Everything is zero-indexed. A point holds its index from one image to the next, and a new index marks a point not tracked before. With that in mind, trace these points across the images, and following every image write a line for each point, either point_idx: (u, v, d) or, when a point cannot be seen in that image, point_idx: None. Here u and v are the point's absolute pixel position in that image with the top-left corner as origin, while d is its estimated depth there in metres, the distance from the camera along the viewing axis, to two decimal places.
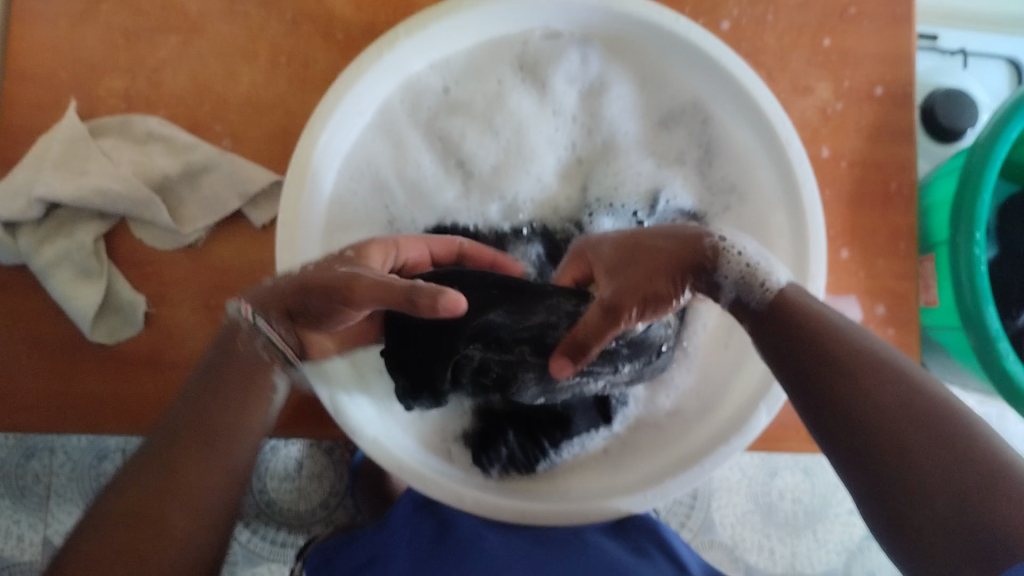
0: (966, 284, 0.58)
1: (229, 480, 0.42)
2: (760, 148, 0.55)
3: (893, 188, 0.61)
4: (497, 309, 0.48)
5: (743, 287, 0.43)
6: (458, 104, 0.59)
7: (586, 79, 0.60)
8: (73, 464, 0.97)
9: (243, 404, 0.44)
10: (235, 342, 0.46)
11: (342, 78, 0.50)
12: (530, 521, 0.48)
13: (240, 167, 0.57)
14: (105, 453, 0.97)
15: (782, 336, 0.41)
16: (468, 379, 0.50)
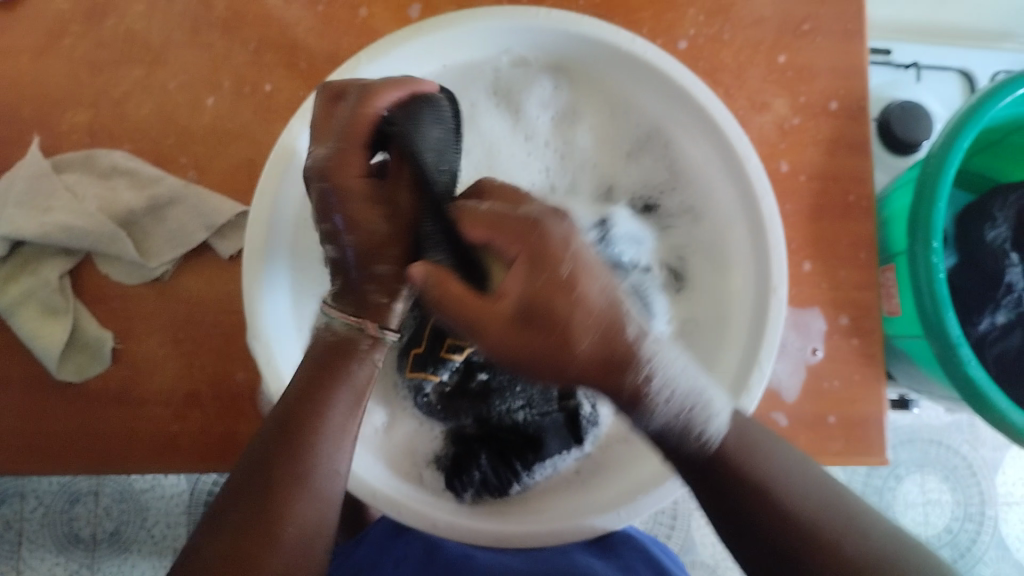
0: (926, 290, 0.59)
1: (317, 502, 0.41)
2: (716, 164, 0.56)
3: (852, 199, 0.62)
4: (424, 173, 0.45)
5: (675, 421, 0.39)
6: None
7: (557, 107, 0.61)
8: (45, 509, 0.95)
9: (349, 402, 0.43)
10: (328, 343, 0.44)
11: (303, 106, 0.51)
12: (508, 544, 0.48)
13: (206, 197, 0.57)
14: (77, 497, 0.95)
15: (732, 479, 0.39)
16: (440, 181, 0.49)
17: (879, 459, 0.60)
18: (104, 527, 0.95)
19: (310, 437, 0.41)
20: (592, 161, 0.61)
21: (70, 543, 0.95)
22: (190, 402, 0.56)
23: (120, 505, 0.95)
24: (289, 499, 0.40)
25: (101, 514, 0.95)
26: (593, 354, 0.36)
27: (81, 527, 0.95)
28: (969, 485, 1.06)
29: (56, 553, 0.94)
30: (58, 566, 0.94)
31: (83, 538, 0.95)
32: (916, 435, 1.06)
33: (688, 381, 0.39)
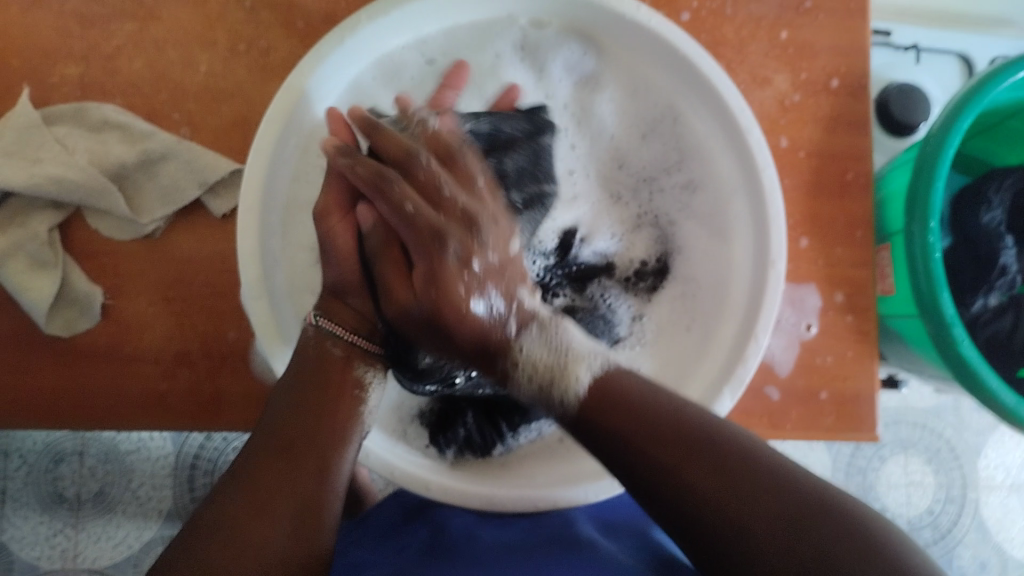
0: (921, 270, 0.59)
1: (314, 489, 0.42)
2: (720, 136, 0.54)
3: (850, 177, 0.62)
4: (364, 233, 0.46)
5: (537, 394, 0.43)
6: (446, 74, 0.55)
7: (582, 71, 0.57)
8: (29, 469, 0.95)
9: (331, 411, 0.44)
10: (312, 353, 0.46)
11: (306, 59, 0.48)
12: (497, 508, 0.48)
13: (198, 154, 0.56)
14: (61, 458, 0.95)
15: (607, 416, 0.40)
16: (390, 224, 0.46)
17: (868, 436, 0.60)
18: (89, 488, 0.95)
19: (299, 420, 0.44)
20: (609, 137, 0.58)
21: (54, 503, 0.94)
22: (179, 360, 0.56)
23: (105, 466, 0.95)
24: (276, 475, 0.42)
25: (86, 474, 0.95)
26: (474, 334, 0.43)
27: (65, 487, 0.94)
28: (951, 468, 1.07)
29: (40, 513, 0.94)
30: (42, 526, 0.94)
31: (67, 498, 0.94)
32: (901, 417, 1.07)
33: (554, 353, 0.42)
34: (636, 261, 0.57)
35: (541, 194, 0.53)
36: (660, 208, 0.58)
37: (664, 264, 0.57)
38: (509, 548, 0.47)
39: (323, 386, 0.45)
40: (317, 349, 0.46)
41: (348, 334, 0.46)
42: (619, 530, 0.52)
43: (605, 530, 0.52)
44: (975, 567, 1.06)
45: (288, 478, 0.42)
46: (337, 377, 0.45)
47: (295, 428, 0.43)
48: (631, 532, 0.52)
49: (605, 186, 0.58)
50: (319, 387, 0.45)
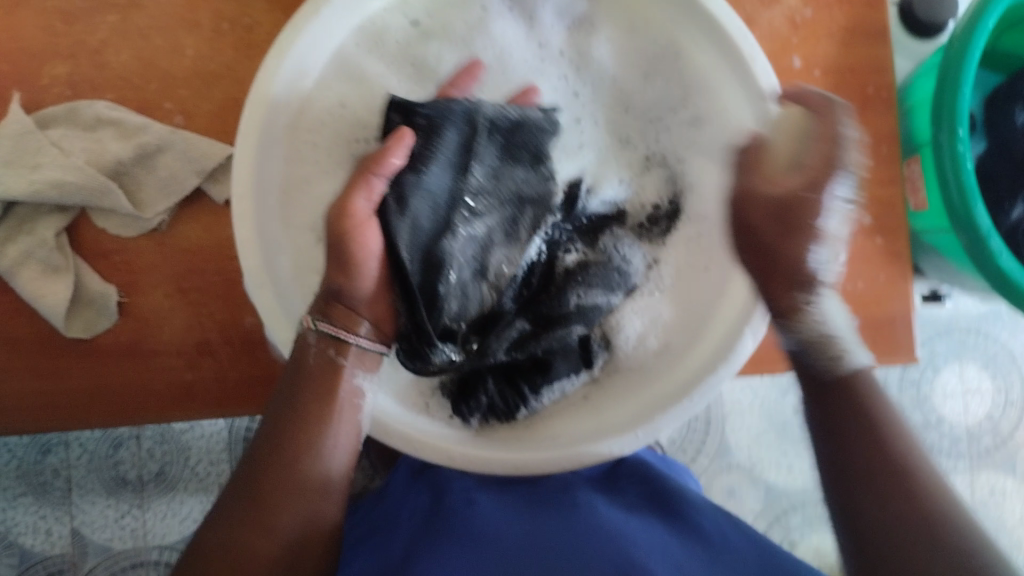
0: (953, 181, 0.56)
1: (309, 502, 0.43)
2: (721, 69, 0.52)
3: (871, 92, 0.59)
4: (406, 173, 0.46)
5: (807, 348, 0.45)
6: (434, 34, 0.54)
7: (575, 12, 0.55)
8: (90, 456, 0.96)
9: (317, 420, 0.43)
10: (306, 355, 0.44)
11: (284, 34, 0.47)
12: (522, 471, 0.47)
13: (193, 143, 0.56)
14: (120, 442, 0.96)
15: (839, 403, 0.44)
16: (422, 197, 0.46)
17: (906, 358, 0.58)
18: (149, 469, 0.96)
19: (290, 433, 0.43)
20: (611, 79, 0.56)
21: (117, 487, 0.96)
22: (201, 350, 0.56)
23: (162, 446, 0.96)
24: (269, 488, 0.42)
25: (145, 456, 0.96)
26: (797, 259, 0.46)
27: (127, 470, 0.96)
28: (1009, 372, 1.05)
29: (106, 496, 0.96)
30: (110, 508, 0.96)
31: (131, 480, 0.96)
32: (954, 324, 1.04)
33: (845, 332, 0.46)
34: (647, 205, 0.56)
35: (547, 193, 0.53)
36: (666, 147, 0.56)
37: (676, 205, 0.55)
38: (525, 522, 0.52)
39: (315, 395, 0.43)
40: (318, 354, 0.44)
41: (352, 339, 0.45)
42: (620, 484, 0.58)
43: (606, 488, 0.57)
44: None
45: (281, 497, 0.42)
46: (332, 380, 0.44)
47: (284, 440, 0.43)
48: (633, 485, 0.57)
49: (614, 130, 0.56)
50: (309, 398, 0.43)
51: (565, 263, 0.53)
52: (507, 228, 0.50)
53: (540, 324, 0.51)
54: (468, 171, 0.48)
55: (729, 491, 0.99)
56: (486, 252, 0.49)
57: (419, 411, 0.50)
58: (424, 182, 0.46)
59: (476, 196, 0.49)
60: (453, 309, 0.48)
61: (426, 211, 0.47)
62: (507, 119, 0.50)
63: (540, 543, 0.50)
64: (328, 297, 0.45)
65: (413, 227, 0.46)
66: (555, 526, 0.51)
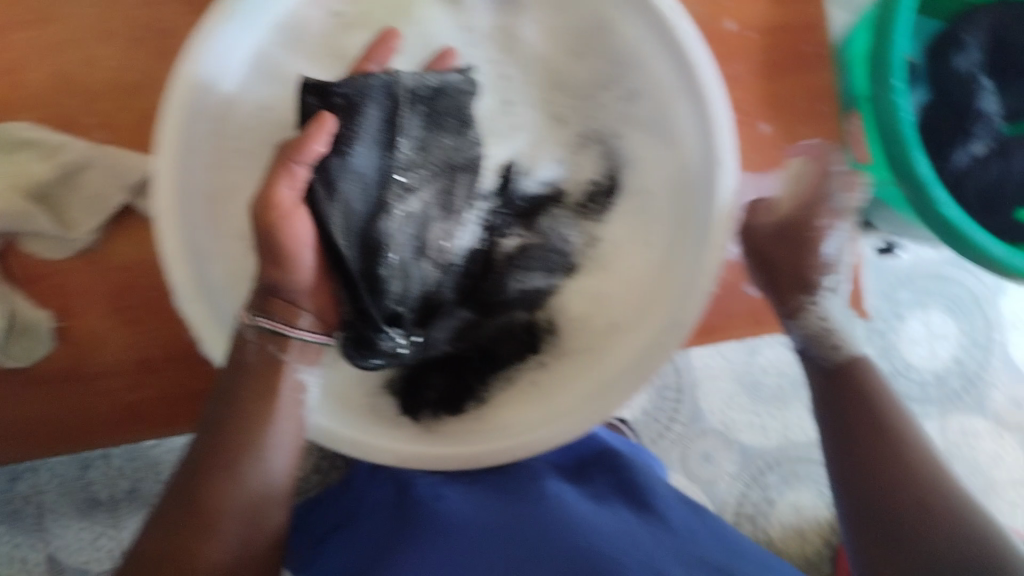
0: (890, 132, 0.56)
1: (251, 504, 0.43)
2: (649, 39, 0.50)
3: (805, 49, 0.58)
4: (332, 156, 0.44)
5: None
6: (358, 23, 0.52)
7: None
8: (59, 479, 0.92)
9: (257, 425, 0.44)
10: (250, 352, 0.44)
11: (198, 39, 0.45)
12: (474, 463, 0.46)
13: (118, 157, 0.54)
14: (88, 463, 0.92)
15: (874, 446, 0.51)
16: (349, 181, 0.45)
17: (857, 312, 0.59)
18: (121, 487, 0.93)
19: (229, 435, 0.43)
20: (541, 60, 0.54)
21: (90, 508, 0.92)
22: (144, 368, 0.54)
23: (134, 463, 0.93)
24: (210, 491, 0.42)
25: (116, 474, 0.93)
26: None
27: (99, 491, 0.92)
28: (972, 313, 1.05)
29: (79, 519, 0.92)
30: (83, 531, 0.92)
31: (104, 500, 0.93)
32: (914, 272, 1.04)
33: None
34: (584, 183, 0.55)
35: (474, 162, 0.51)
36: (601, 123, 0.55)
37: (613, 179, 0.55)
38: (494, 513, 0.51)
39: (254, 396, 0.44)
40: (258, 350, 0.44)
41: (291, 331, 0.45)
42: (592, 478, 0.58)
43: (574, 478, 0.57)
44: (1009, 406, 1.05)
45: (221, 501, 0.42)
46: (272, 375, 0.44)
47: (223, 444, 0.43)
48: (604, 476, 0.58)
49: (547, 109, 0.55)
50: (247, 403, 0.43)
51: (504, 247, 0.54)
52: (442, 201, 0.50)
53: (481, 310, 0.53)
54: (395, 147, 0.46)
55: (708, 456, 0.98)
56: (424, 229, 0.49)
57: (366, 414, 0.49)
58: (351, 164, 0.45)
59: (405, 174, 0.47)
60: (396, 290, 0.48)
61: (357, 195, 0.45)
62: (427, 87, 0.48)
63: (508, 523, 0.50)
64: (262, 291, 0.45)
65: (347, 212, 0.45)
66: (516, 509, 0.51)
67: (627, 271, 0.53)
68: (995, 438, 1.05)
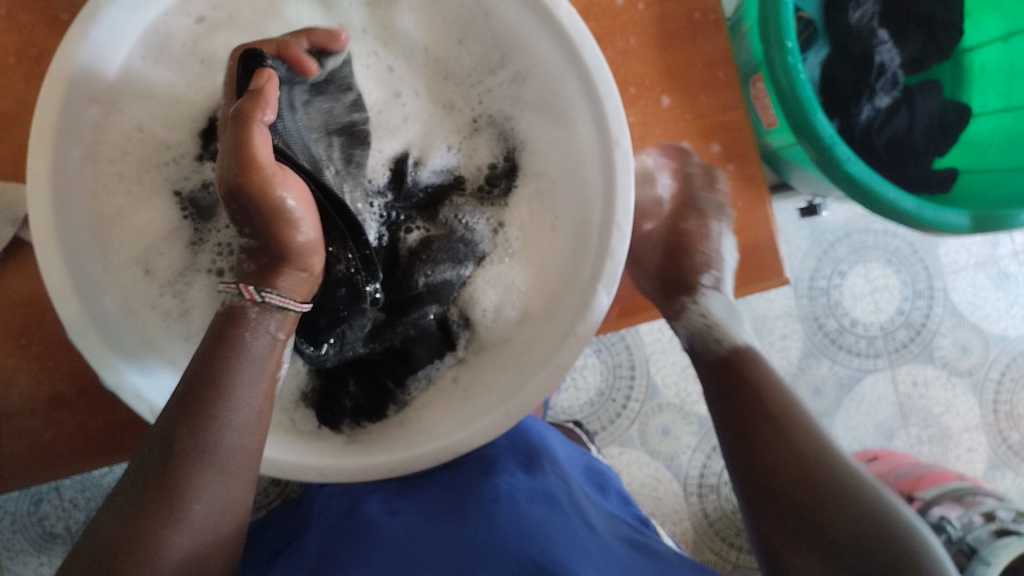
0: (790, 95, 0.56)
1: (222, 482, 0.39)
2: (531, 23, 0.49)
3: (697, 18, 0.58)
4: (275, 125, 0.41)
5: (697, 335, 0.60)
6: (223, 24, 0.51)
7: None
8: (12, 516, 0.90)
9: (225, 383, 0.40)
10: (229, 325, 0.41)
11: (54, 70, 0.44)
12: (398, 472, 0.45)
13: (1, 190, 0.52)
14: (40, 497, 0.90)
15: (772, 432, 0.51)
16: (296, 147, 0.42)
17: (778, 281, 0.59)
18: (76, 518, 0.90)
19: (212, 414, 0.39)
20: (423, 50, 0.54)
21: (47, 542, 0.90)
22: (56, 403, 0.53)
23: (86, 494, 0.90)
24: (182, 465, 0.38)
25: (69, 507, 0.90)
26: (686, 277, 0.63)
27: (53, 525, 0.90)
28: (912, 263, 1.06)
29: (37, 554, 0.90)
30: (43, 566, 0.90)
31: (59, 534, 0.90)
32: (851, 228, 1.05)
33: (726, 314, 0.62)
34: (484, 166, 0.54)
35: (354, 126, 0.50)
36: (493, 106, 0.54)
37: (512, 159, 0.53)
38: (429, 506, 0.50)
39: (230, 353, 0.41)
40: (263, 328, 0.42)
41: (294, 304, 0.43)
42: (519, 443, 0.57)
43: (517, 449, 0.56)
44: (957, 351, 1.06)
45: (191, 475, 0.38)
46: (271, 361, 0.42)
47: (192, 409, 0.39)
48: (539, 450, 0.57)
49: (436, 98, 0.54)
50: (220, 360, 0.40)
51: (408, 243, 0.52)
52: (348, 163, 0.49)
53: (392, 311, 0.51)
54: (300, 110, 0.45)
55: (665, 430, 0.98)
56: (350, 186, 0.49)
57: (283, 429, 0.48)
58: (291, 130, 0.42)
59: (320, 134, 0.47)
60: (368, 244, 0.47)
61: (307, 159, 0.43)
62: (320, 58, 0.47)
63: (443, 526, 0.46)
64: (257, 273, 0.43)
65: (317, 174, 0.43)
66: (458, 522, 0.46)
67: (537, 260, 0.52)
68: (946, 385, 1.05)
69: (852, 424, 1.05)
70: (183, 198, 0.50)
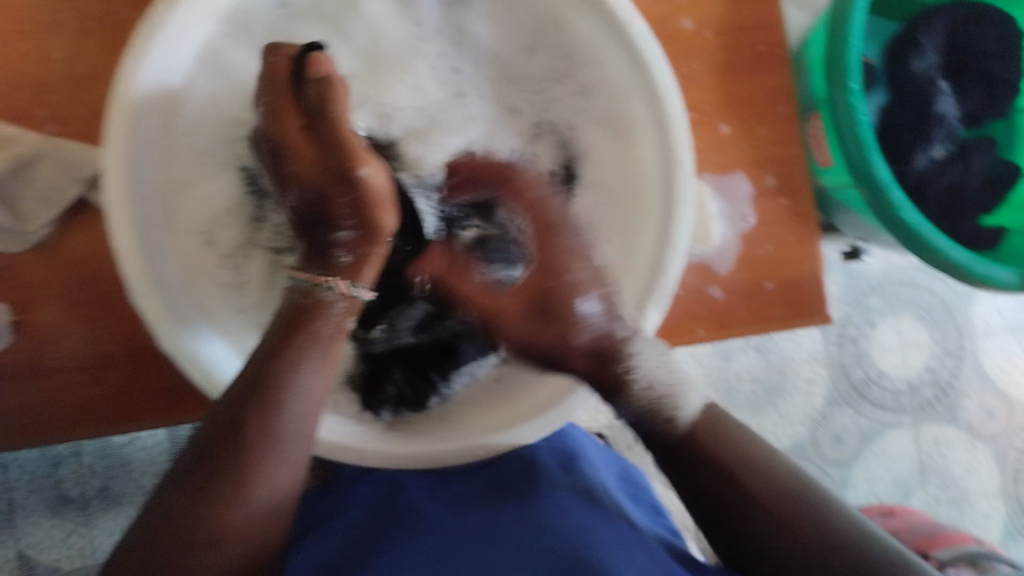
0: (850, 137, 0.56)
1: (285, 464, 0.40)
2: (603, 37, 0.51)
3: (763, 50, 0.59)
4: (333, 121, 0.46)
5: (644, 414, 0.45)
6: (303, 13, 0.52)
7: None
8: (28, 477, 0.91)
9: (293, 366, 0.41)
10: (298, 310, 0.43)
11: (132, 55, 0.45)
12: (436, 463, 0.46)
13: (72, 151, 0.54)
14: (59, 461, 0.91)
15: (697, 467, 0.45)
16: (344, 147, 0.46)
17: (821, 318, 0.58)
18: (92, 484, 0.91)
19: (275, 397, 0.40)
20: (492, 55, 0.55)
21: (60, 506, 0.91)
22: (103, 363, 0.54)
23: (104, 462, 0.91)
24: (248, 447, 0.39)
25: (87, 472, 0.91)
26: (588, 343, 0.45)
27: (69, 489, 0.91)
28: (945, 321, 1.05)
29: (49, 517, 0.91)
30: (55, 529, 0.91)
31: (74, 498, 0.91)
32: (887, 280, 1.04)
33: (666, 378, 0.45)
34: (543, 172, 0.54)
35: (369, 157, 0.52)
36: (557, 116, 0.55)
37: (570, 167, 0.54)
38: (460, 507, 0.51)
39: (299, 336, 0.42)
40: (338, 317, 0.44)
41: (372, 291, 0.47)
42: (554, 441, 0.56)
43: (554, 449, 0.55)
44: (980, 415, 1.06)
45: (258, 458, 0.39)
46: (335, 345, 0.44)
47: (260, 390, 0.40)
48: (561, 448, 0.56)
49: (500, 102, 0.56)
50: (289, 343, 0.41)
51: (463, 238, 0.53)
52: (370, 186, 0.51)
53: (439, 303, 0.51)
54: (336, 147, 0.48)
55: None
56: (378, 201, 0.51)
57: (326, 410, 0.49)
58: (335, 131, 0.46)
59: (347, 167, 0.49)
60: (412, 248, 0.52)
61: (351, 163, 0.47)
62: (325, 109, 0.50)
63: (478, 533, 0.47)
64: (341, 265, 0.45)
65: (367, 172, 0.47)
66: (491, 522, 0.48)
67: None
68: (968, 448, 1.05)
69: (870, 477, 1.03)
70: (248, 174, 0.53)
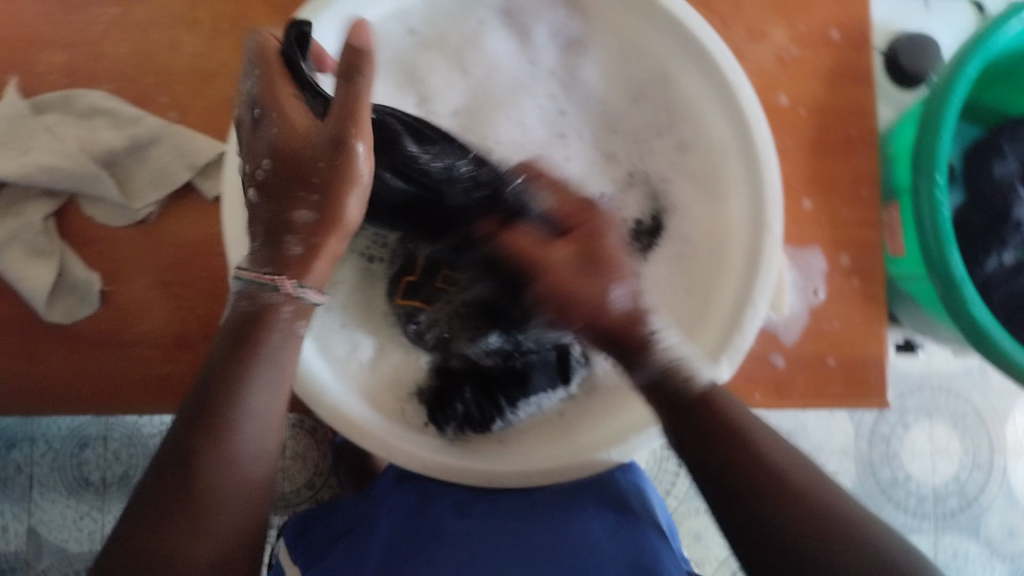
0: (928, 226, 0.58)
1: (240, 480, 0.42)
2: (709, 97, 0.53)
3: (852, 133, 0.60)
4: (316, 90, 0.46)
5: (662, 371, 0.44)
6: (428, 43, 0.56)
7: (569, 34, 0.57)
8: (55, 452, 0.92)
9: (238, 384, 0.42)
10: (243, 322, 0.43)
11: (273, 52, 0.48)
12: (489, 483, 0.48)
13: (186, 138, 0.57)
14: (86, 442, 0.92)
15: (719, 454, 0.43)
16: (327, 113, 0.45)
17: (878, 401, 0.59)
18: (113, 470, 0.92)
19: (221, 421, 0.42)
20: (598, 101, 0.58)
21: (79, 487, 0.92)
22: (181, 343, 0.55)
23: (130, 449, 0.92)
24: (200, 468, 0.41)
25: (110, 458, 0.92)
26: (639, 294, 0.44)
27: (91, 471, 0.92)
28: (978, 433, 1.05)
29: (66, 496, 0.92)
30: (70, 508, 0.91)
31: (93, 482, 0.92)
32: (926, 382, 1.05)
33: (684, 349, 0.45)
34: (631, 219, 0.56)
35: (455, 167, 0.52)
36: (653, 169, 0.57)
37: (659, 219, 0.56)
38: (505, 540, 0.52)
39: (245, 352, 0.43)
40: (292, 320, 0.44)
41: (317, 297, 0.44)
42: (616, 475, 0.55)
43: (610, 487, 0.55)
44: (1002, 533, 1.05)
45: (207, 480, 0.41)
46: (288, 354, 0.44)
47: (209, 411, 0.42)
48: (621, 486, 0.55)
49: (599, 147, 0.58)
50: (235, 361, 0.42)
51: None
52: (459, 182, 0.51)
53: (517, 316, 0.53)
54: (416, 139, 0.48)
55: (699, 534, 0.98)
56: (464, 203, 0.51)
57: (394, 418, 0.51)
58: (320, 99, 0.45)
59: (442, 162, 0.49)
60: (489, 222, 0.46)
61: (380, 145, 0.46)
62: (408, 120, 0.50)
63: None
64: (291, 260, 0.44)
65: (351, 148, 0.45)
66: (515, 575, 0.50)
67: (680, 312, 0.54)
68: (985, 564, 1.04)
69: None
70: None
